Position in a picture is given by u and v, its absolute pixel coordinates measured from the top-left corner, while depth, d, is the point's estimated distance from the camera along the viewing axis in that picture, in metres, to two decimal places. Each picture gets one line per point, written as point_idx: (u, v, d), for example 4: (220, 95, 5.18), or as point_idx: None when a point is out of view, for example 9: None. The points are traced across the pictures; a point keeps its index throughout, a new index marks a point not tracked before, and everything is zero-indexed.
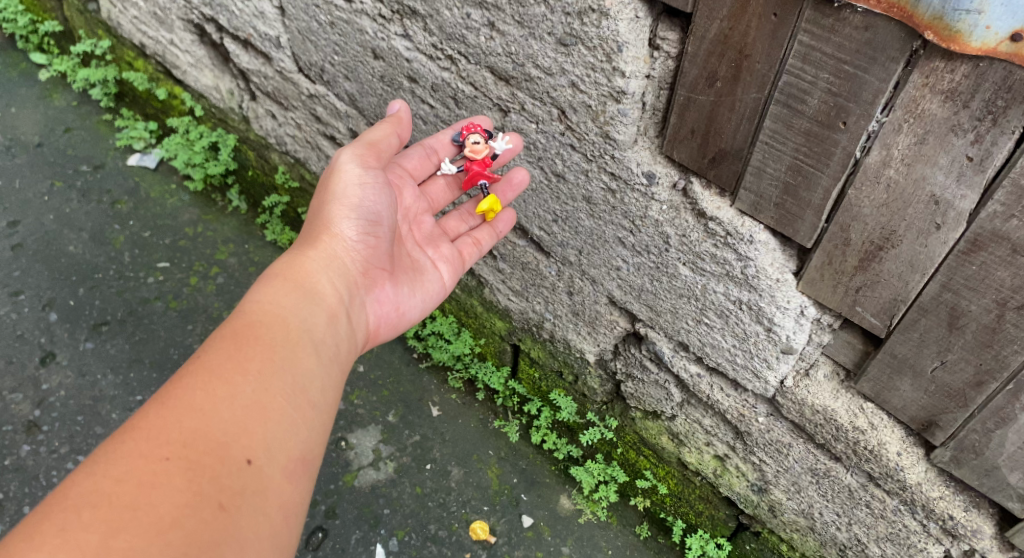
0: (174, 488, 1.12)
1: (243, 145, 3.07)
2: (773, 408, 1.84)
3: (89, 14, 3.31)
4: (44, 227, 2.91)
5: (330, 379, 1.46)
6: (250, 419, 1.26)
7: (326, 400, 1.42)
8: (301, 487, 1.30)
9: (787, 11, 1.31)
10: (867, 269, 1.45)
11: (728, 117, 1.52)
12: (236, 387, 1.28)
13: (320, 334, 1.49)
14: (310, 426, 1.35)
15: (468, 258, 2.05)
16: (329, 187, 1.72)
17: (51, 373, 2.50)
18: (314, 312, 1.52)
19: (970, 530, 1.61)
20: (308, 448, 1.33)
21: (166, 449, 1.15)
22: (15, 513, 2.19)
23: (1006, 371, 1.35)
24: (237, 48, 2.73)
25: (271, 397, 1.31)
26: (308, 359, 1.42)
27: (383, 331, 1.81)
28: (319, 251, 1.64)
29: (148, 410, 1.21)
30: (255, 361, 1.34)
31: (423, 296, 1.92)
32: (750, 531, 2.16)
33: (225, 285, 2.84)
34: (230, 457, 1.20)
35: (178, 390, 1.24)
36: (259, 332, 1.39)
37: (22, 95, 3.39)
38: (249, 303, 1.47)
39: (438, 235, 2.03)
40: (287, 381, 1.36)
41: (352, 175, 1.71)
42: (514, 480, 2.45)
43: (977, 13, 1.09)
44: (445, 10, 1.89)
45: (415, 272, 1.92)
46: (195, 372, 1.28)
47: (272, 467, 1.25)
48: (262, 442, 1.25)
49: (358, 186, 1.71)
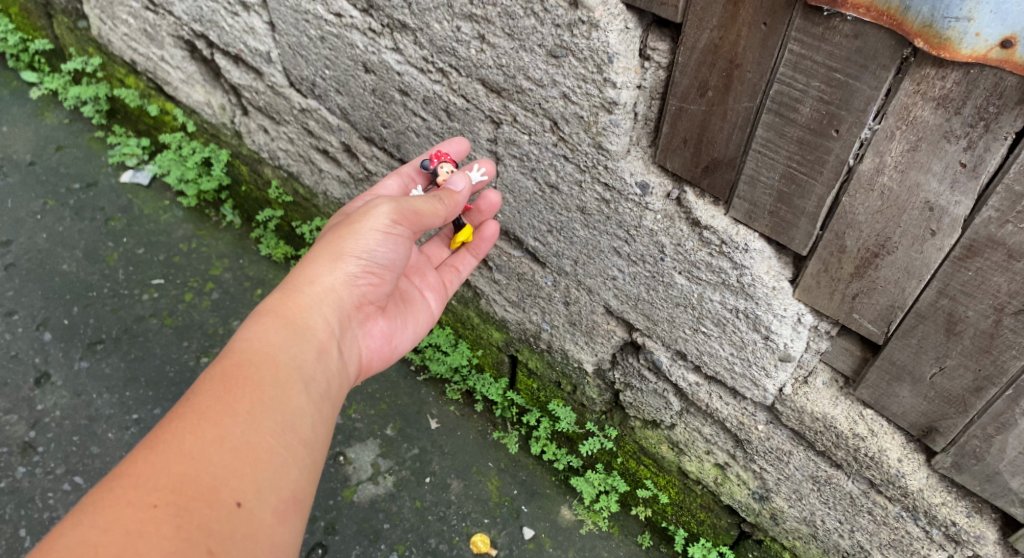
0: (162, 536, 1.11)
1: (236, 160, 3.06)
2: (773, 416, 1.83)
3: (79, 32, 3.30)
4: (36, 246, 2.89)
5: (321, 416, 1.46)
6: (240, 462, 1.25)
7: (317, 438, 1.42)
8: (292, 527, 1.30)
9: (777, 19, 1.31)
10: (863, 275, 1.44)
11: (720, 126, 1.51)
12: (225, 429, 1.27)
13: (309, 370, 1.49)
14: (301, 465, 1.35)
15: (451, 285, 2.08)
16: (352, 225, 1.64)
17: (46, 393, 2.48)
18: (304, 349, 1.50)
19: (973, 536, 1.60)
20: (299, 488, 1.33)
21: (154, 495, 1.14)
22: (10, 537, 2.16)
23: (1005, 377, 1.34)
24: (228, 63, 2.72)
25: (261, 439, 1.30)
26: (297, 397, 1.42)
27: (375, 364, 1.81)
28: (318, 289, 1.60)
29: (135, 456, 1.20)
30: (244, 402, 1.33)
31: (414, 326, 1.94)
32: (752, 539, 2.15)
33: (221, 300, 2.83)
34: (219, 501, 1.19)
35: (166, 435, 1.23)
36: (248, 371, 1.38)
37: (14, 114, 3.38)
38: (239, 341, 1.46)
39: (423, 262, 2.04)
40: (278, 420, 1.35)
41: (379, 224, 1.63)
42: (514, 492, 2.44)
43: (966, 21, 1.09)
44: (435, 23, 1.89)
45: (405, 302, 1.93)
46: (183, 415, 1.27)
47: (262, 509, 1.24)
48: (251, 484, 1.25)
49: (381, 235, 1.63)
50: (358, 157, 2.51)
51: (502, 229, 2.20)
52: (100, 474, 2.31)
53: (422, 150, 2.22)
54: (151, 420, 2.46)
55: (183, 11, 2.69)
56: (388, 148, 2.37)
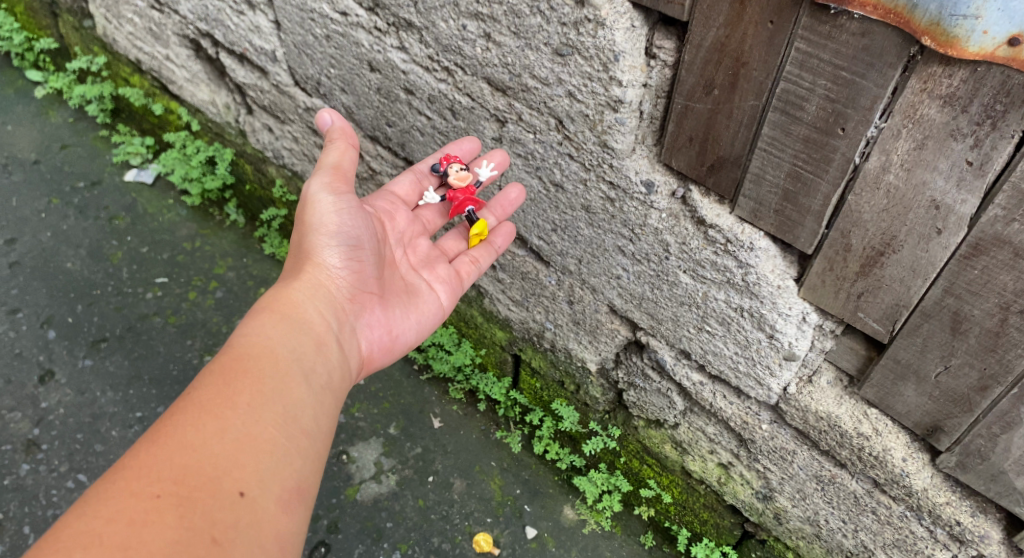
0: (165, 525, 1.11)
1: (240, 159, 3.07)
2: (777, 415, 1.83)
3: (84, 31, 3.31)
4: (41, 244, 2.90)
5: (322, 408, 1.46)
6: (242, 452, 1.26)
7: (320, 429, 1.43)
8: (298, 516, 1.29)
9: (784, 18, 1.31)
10: (868, 274, 1.45)
11: (726, 125, 1.52)
12: (226, 421, 1.28)
13: (309, 362, 1.49)
14: (303, 456, 1.35)
15: (466, 277, 2.03)
16: (305, 219, 1.71)
17: (50, 391, 2.49)
18: (301, 341, 1.51)
19: (978, 536, 1.59)
20: (303, 478, 1.33)
21: (157, 486, 1.15)
22: (14, 534, 2.17)
23: (1010, 376, 1.35)
24: (233, 62, 2.73)
25: (262, 429, 1.31)
26: (298, 388, 1.42)
27: (377, 357, 1.80)
28: (303, 283, 1.63)
29: (138, 448, 1.20)
30: (244, 394, 1.33)
31: (417, 317, 1.90)
32: (755, 539, 2.15)
33: (224, 299, 2.83)
34: (222, 490, 1.19)
35: (168, 427, 1.24)
36: (247, 364, 1.39)
37: (19, 113, 3.39)
38: (237, 336, 1.47)
39: (435, 256, 2.02)
40: (278, 411, 1.35)
41: (324, 203, 1.69)
42: (517, 491, 2.44)
43: (974, 18, 1.09)
44: (441, 22, 1.89)
45: (409, 294, 1.90)
46: (184, 408, 1.27)
47: (265, 498, 1.24)
48: (254, 474, 1.25)
49: (333, 213, 1.69)
50: (363, 156, 2.51)
51: None
52: (103, 471, 2.31)
53: (427, 149, 2.23)
54: (155, 419, 2.46)
55: (189, 10, 2.70)
56: (392, 147, 2.38)
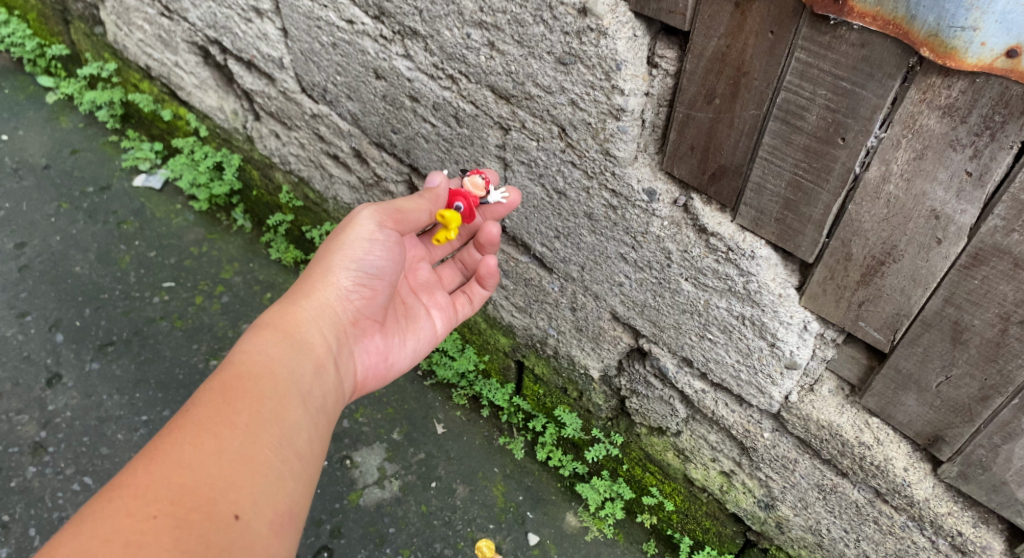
0: (162, 546, 1.12)
1: (247, 164, 3.10)
2: (779, 424, 1.83)
3: (95, 38, 3.36)
4: (50, 248, 2.93)
5: (318, 430, 1.48)
6: (239, 474, 1.27)
7: (313, 451, 1.45)
8: (287, 540, 1.32)
9: (784, 28, 1.32)
10: (868, 283, 1.45)
11: (728, 134, 1.52)
12: (224, 441, 1.29)
13: (307, 382, 1.51)
14: (297, 479, 1.37)
15: (460, 308, 2.09)
16: (339, 236, 1.69)
17: (57, 394, 2.51)
18: (302, 361, 1.52)
19: (980, 546, 1.59)
20: (295, 502, 1.36)
21: (154, 506, 1.16)
22: (20, 536, 2.19)
23: (1010, 386, 1.34)
24: (240, 69, 2.75)
25: (259, 450, 1.32)
26: (296, 410, 1.43)
27: (370, 382, 1.82)
28: (312, 304, 1.63)
29: (135, 467, 1.21)
30: (243, 414, 1.34)
31: (414, 343, 1.94)
32: (757, 547, 2.14)
33: (231, 303, 2.86)
34: (216, 513, 1.21)
35: (167, 445, 1.24)
36: (248, 383, 1.40)
37: (30, 118, 3.43)
38: (237, 352, 1.48)
39: (434, 283, 2.07)
40: (276, 432, 1.37)
41: (365, 230, 1.68)
42: (520, 498, 2.44)
43: (971, 30, 1.10)
44: (445, 30, 1.91)
45: (407, 320, 1.95)
46: (183, 426, 1.28)
47: (259, 521, 1.26)
48: (249, 497, 1.26)
49: (368, 242, 1.68)
50: (369, 162, 2.53)
51: (509, 234, 2.21)
52: (109, 474, 2.33)
53: (432, 156, 2.24)
54: (160, 422, 2.48)
55: (198, 17, 2.73)
56: (398, 154, 2.39)
